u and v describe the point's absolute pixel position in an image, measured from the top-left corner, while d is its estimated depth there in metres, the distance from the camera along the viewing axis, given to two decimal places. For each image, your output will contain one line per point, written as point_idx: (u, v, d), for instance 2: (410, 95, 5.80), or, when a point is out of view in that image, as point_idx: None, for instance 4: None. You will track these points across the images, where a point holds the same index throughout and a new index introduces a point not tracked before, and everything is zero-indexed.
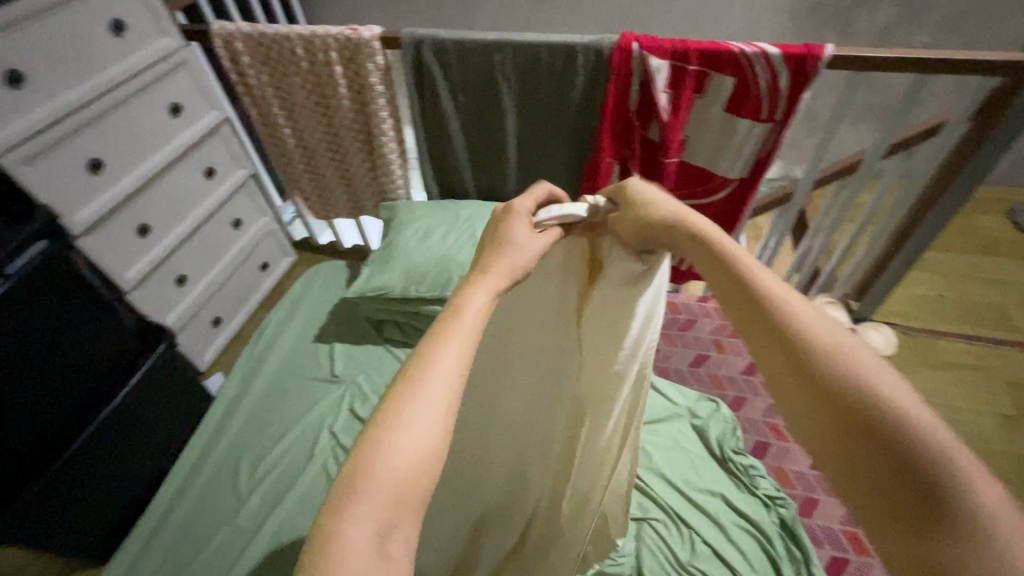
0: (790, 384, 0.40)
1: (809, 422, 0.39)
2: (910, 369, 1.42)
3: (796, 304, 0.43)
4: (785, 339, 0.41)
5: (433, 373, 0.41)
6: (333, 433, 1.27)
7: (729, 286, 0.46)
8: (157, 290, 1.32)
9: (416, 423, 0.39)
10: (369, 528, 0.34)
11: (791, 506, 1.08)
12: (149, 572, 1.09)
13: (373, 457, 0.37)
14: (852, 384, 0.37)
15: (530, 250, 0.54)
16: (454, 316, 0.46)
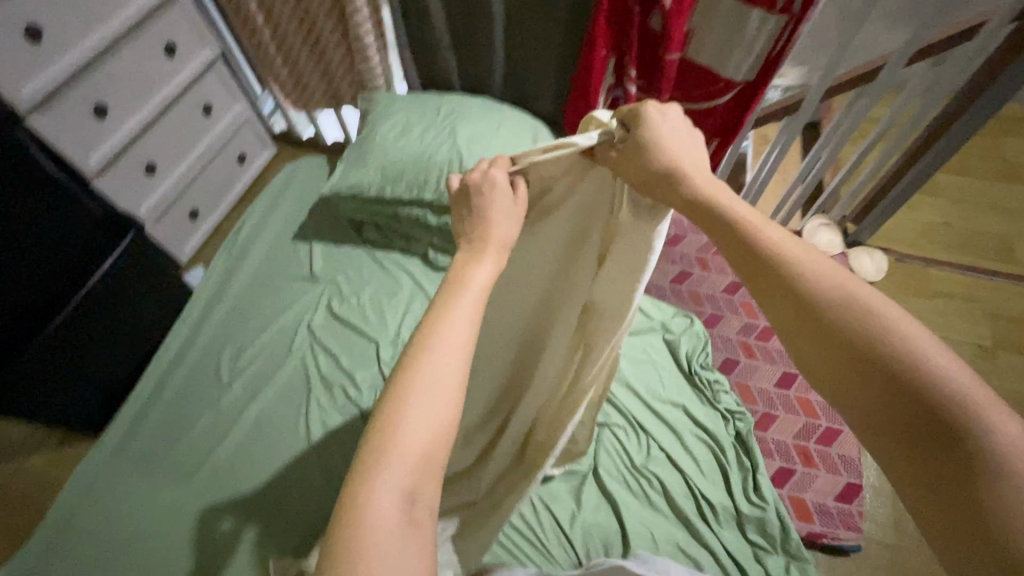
0: (812, 344, 0.42)
1: (835, 378, 0.41)
2: (897, 295, 1.38)
3: (804, 265, 0.44)
4: (800, 307, 0.42)
5: (447, 337, 0.45)
6: (311, 329, 1.30)
7: (739, 250, 0.46)
8: (125, 177, 1.28)
9: (431, 391, 0.42)
10: (398, 491, 0.39)
11: (749, 420, 1.12)
12: (140, 447, 1.17)
13: (395, 427, 0.41)
14: (869, 340, 0.39)
15: (507, 223, 0.56)
16: (460, 290, 0.50)
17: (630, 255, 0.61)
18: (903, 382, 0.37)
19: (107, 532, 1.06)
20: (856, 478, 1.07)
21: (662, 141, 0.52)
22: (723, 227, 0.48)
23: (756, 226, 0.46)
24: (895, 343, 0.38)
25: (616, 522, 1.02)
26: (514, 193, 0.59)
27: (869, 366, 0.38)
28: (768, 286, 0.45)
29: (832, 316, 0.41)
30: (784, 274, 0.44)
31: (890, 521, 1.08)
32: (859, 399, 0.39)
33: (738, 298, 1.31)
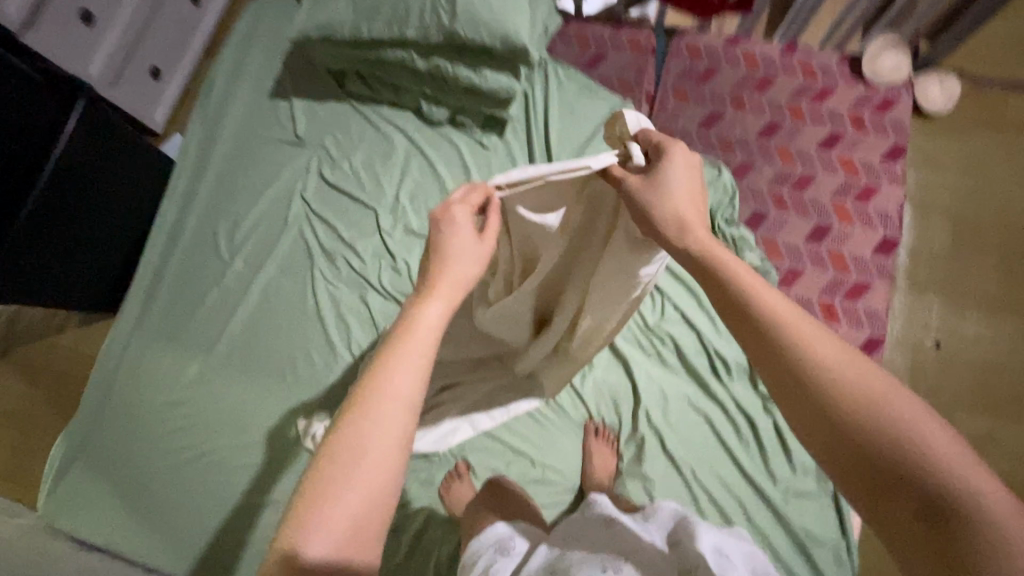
0: (803, 404, 0.46)
1: (824, 438, 0.45)
2: (964, 128, 1.17)
3: (803, 328, 0.49)
4: (796, 366, 0.47)
5: (388, 405, 0.50)
6: (305, 199, 1.22)
7: (745, 309, 0.51)
8: (58, 30, 1.09)
9: (367, 457, 0.48)
10: (329, 545, 0.45)
11: (773, 278, 1.05)
12: (155, 324, 1.18)
13: (329, 491, 0.46)
14: (856, 403, 0.44)
15: (471, 258, 0.61)
16: (406, 337, 0.54)
17: (627, 249, 0.68)
18: (886, 442, 0.42)
19: (147, 401, 1.13)
20: (879, 332, 1.03)
21: (673, 187, 0.59)
22: (732, 290, 0.53)
23: (757, 289, 0.52)
24: (878, 401, 0.43)
25: (626, 378, 1.04)
26: (470, 227, 0.62)
27: (859, 426, 0.43)
28: (767, 346, 0.49)
29: (826, 378, 0.45)
30: (776, 333, 0.49)
31: (908, 372, 1.06)
32: (844, 456, 0.44)
33: (774, 143, 1.15)
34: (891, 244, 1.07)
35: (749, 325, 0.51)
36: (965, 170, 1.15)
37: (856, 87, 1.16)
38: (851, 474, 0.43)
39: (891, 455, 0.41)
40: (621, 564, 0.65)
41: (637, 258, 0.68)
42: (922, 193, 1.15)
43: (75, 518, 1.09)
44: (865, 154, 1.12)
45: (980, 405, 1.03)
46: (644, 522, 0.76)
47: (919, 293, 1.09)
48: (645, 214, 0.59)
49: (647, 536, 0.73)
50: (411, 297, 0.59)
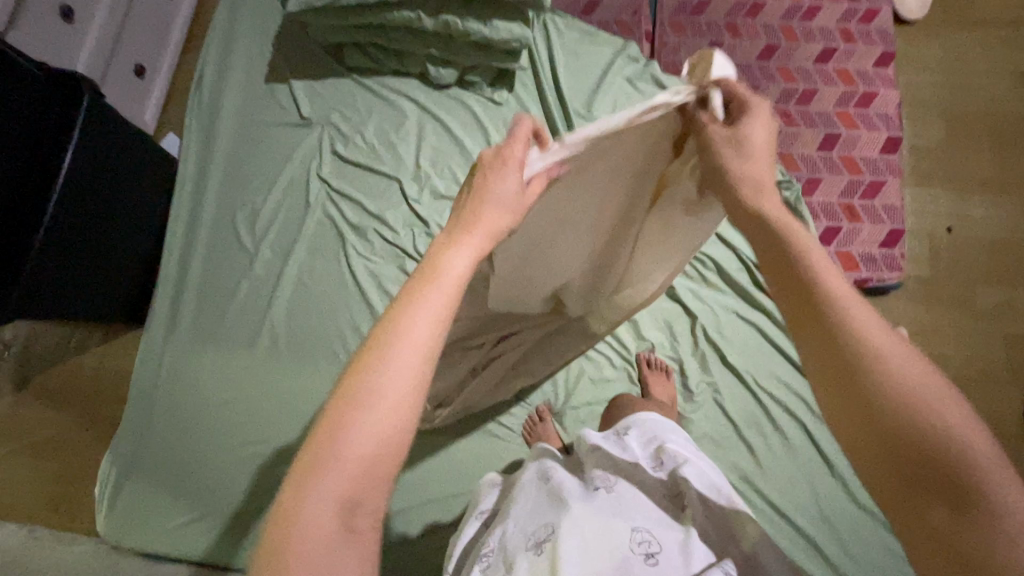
0: (831, 383, 0.42)
1: (846, 418, 0.41)
2: (940, 29, 1.26)
3: (852, 303, 0.43)
4: (836, 342, 0.42)
5: (400, 352, 0.43)
6: (323, 178, 1.19)
7: (790, 274, 0.45)
8: (39, 28, 1.02)
9: (375, 414, 0.41)
10: (332, 503, 0.39)
11: (796, 188, 1.10)
12: (188, 326, 1.14)
13: (335, 440, 0.40)
14: (896, 388, 0.39)
15: (511, 210, 0.55)
16: (432, 281, 0.46)
17: (680, 202, 0.70)
18: (916, 427, 0.38)
19: (195, 403, 1.09)
20: (898, 224, 1.10)
21: (751, 143, 0.55)
22: (778, 249, 0.47)
23: (811, 254, 0.46)
24: (925, 397, 0.38)
25: (675, 302, 1.08)
26: (516, 178, 0.55)
27: (895, 414, 0.39)
28: (806, 316, 0.44)
29: (870, 357, 0.40)
30: (827, 299, 0.43)
31: (926, 257, 1.14)
32: (869, 441, 0.40)
33: (773, 64, 1.20)
34: (895, 141, 1.14)
35: (787, 283, 0.46)
36: (947, 67, 1.23)
37: (840, 2, 1.22)
38: (876, 457, 0.40)
39: (927, 451, 0.37)
40: (614, 482, 0.67)
41: (693, 212, 0.70)
42: (910, 93, 1.23)
43: (143, 534, 1.05)
44: (859, 63, 1.19)
45: (994, 277, 1.12)
46: (623, 444, 0.75)
47: (923, 184, 1.18)
48: (717, 165, 0.56)
49: (635, 458, 0.73)
50: (436, 239, 0.51)
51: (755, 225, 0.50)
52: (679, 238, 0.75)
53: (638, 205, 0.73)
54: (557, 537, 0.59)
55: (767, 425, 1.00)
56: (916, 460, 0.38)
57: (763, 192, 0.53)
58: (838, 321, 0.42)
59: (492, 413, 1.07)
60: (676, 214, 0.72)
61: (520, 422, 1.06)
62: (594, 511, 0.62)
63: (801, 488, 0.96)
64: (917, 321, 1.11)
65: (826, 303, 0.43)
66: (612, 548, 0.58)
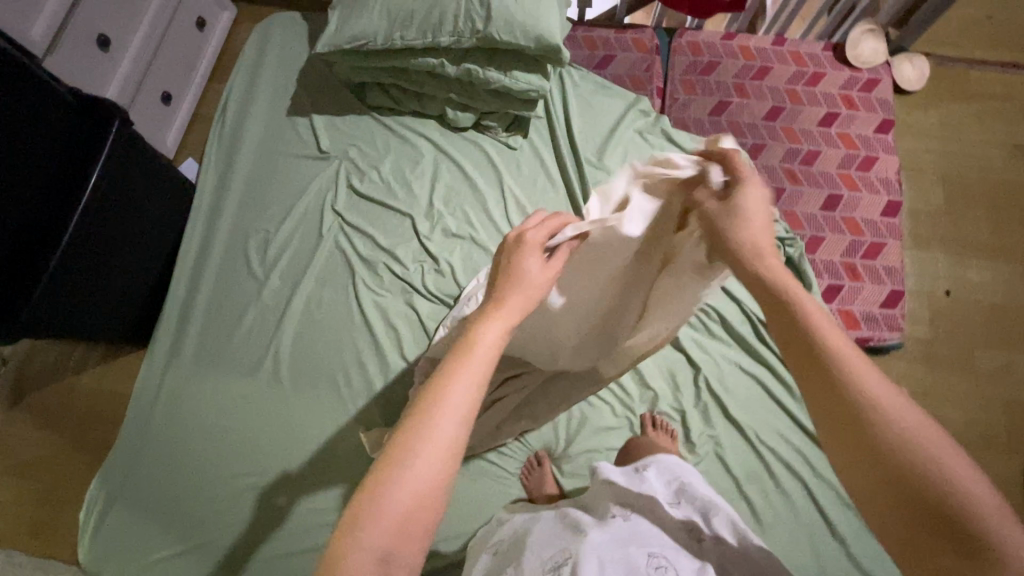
0: (842, 440, 0.42)
1: (861, 476, 0.41)
2: (937, 100, 1.31)
3: (856, 358, 0.43)
4: (843, 398, 0.42)
5: (444, 412, 0.44)
6: (337, 211, 1.21)
7: (794, 330, 0.46)
8: (77, 54, 1.07)
9: (417, 477, 0.42)
10: (373, 559, 0.40)
11: (800, 245, 1.12)
12: (192, 351, 1.14)
13: (380, 495, 0.42)
14: (906, 447, 0.39)
15: (537, 286, 0.56)
16: (469, 352, 0.48)
17: (688, 267, 0.69)
18: (928, 485, 0.38)
19: (192, 430, 1.08)
20: (899, 285, 1.13)
21: (747, 212, 0.55)
22: (779, 304, 0.47)
23: (814, 310, 0.46)
24: (921, 445, 0.39)
25: (678, 351, 1.09)
26: (544, 267, 0.57)
27: (907, 474, 0.39)
28: (812, 371, 0.44)
29: (879, 414, 0.40)
30: (821, 348, 0.44)
31: (926, 318, 1.16)
32: (870, 488, 0.41)
33: (779, 125, 1.25)
34: (896, 205, 1.18)
35: (791, 339, 0.46)
36: (944, 136, 1.28)
37: (843, 71, 1.28)
38: (881, 505, 0.40)
39: (929, 499, 0.38)
40: (629, 512, 0.67)
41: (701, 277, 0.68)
42: (909, 159, 1.28)
43: (125, 564, 1.02)
44: (860, 129, 1.24)
45: (992, 342, 1.14)
46: (641, 476, 0.75)
47: (923, 248, 1.21)
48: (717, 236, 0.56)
49: (649, 490, 0.73)
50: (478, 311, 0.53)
51: (752, 278, 0.51)
52: (685, 300, 0.73)
53: (648, 268, 0.74)
54: (574, 560, 0.60)
55: (768, 481, 0.99)
56: (930, 520, 0.38)
57: (752, 254, 0.52)
58: (836, 370, 0.42)
59: (490, 454, 1.06)
60: (681, 277, 0.71)
61: (518, 465, 1.06)
62: (611, 537, 0.62)
63: (803, 547, 0.94)
64: (916, 381, 1.13)
65: (821, 353, 0.43)
66: (625, 572, 0.59)
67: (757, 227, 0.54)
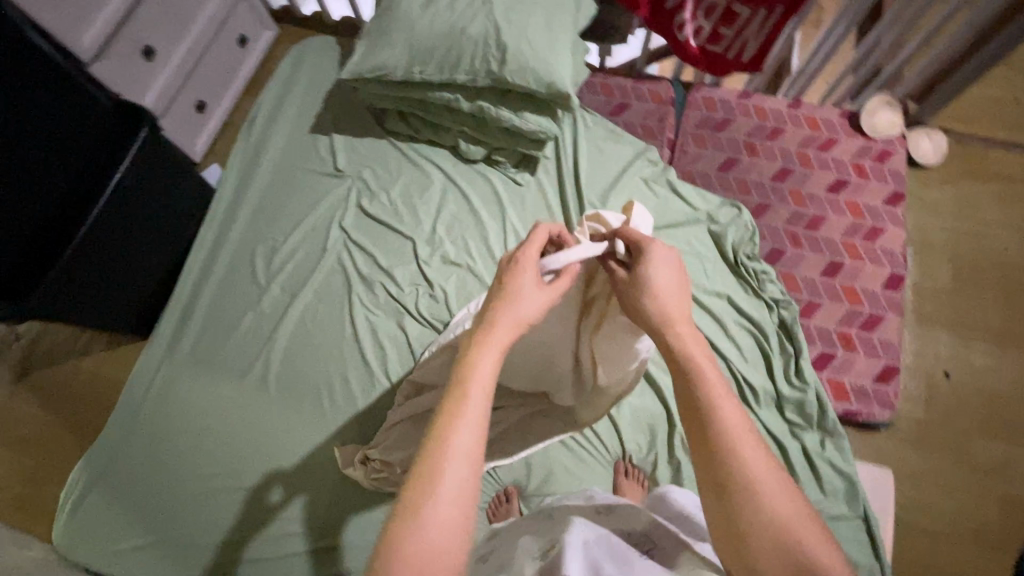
0: (729, 514, 0.49)
1: (738, 547, 0.49)
2: (954, 178, 1.30)
3: (744, 442, 0.50)
4: (731, 478, 0.49)
5: (451, 458, 0.47)
6: (344, 228, 1.26)
7: (698, 413, 0.52)
8: (121, 62, 1.14)
9: (438, 521, 0.45)
10: None
11: (794, 309, 1.12)
12: (189, 347, 1.18)
13: (399, 549, 0.43)
14: (775, 523, 0.47)
15: (535, 306, 0.58)
16: (466, 389, 0.51)
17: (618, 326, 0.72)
18: (790, 557, 0.46)
19: (177, 425, 1.12)
20: (895, 361, 1.10)
21: (656, 288, 0.59)
22: (688, 387, 0.54)
23: (715, 397, 0.52)
24: (786, 514, 0.48)
25: (659, 403, 1.08)
26: (544, 291, 0.59)
27: (772, 546, 0.47)
28: (710, 452, 0.51)
29: (755, 494, 0.48)
30: (718, 432, 0.51)
31: (922, 398, 1.13)
32: (745, 553, 0.48)
33: (786, 186, 1.25)
34: (899, 279, 1.16)
35: (696, 419, 0.53)
36: (957, 214, 1.26)
37: (857, 139, 1.28)
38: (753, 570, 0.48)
39: (788, 561, 0.46)
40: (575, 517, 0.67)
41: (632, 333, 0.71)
42: (920, 234, 1.26)
43: (95, 548, 1.05)
44: (869, 199, 1.23)
45: (992, 431, 1.10)
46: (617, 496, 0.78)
47: (926, 325, 1.18)
48: (634, 310, 0.59)
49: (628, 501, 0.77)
50: (466, 343, 0.56)
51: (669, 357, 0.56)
52: (617, 352, 0.74)
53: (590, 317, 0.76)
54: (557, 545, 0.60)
55: None
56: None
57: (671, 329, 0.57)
58: (727, 453, 0.50)
59: None
60: (614, 329, 0.73)
61: (485, 499, 1.05)
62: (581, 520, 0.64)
63: None
64: (906, 463, 1.09)
65: (718, 436, 0.51)
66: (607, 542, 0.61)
67: (675, 304, 0.58)
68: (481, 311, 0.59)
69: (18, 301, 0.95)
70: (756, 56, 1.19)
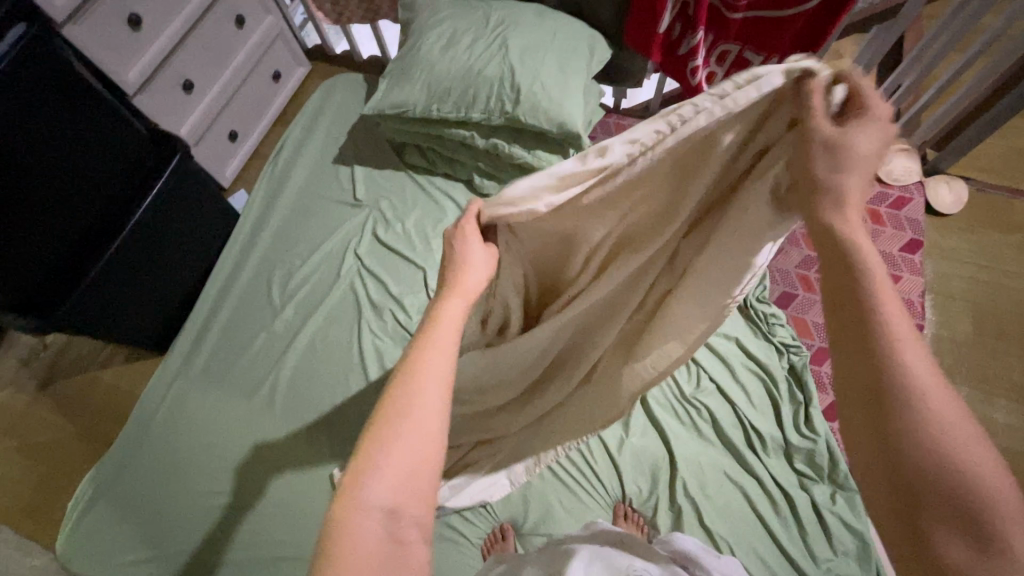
0: (868, 407, 0.39)
1: (871, 445, 0.39)
2: (975, 226, 1.27)
3: (907, 334, 0.39)
4: (881, 365, 0.39)
5: (427, 377, 0.45)
6: (358, 255, 1.29)
7: (848, 287, 0.41)
8: (162, 96, 1.23)
9: (417, 429, 0.43)
10: (378, 519, 0.40)
11: (805, 355, 1.12)
12: (202, 364, 1.22)
13: (377, 462, 0.42)
14: (935, 433, 0.36)
15: (480, 270, 0.56)
16: (436, 325, 0.50)
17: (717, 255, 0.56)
18: (950, 474, 0.36)
19: (182, 442, 1.14)
20: None
21: (846, 146, 0.42)
22: (843, 262, 0.42)
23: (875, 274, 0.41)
24: (952, 420, 0.37)
25: (662, 445, 1.06)
26: (487, 254, 0.58)
27: (924, 458, 0.36)
28: (860, 333, 0.40)
29: (910, 393, 0.37)
30: (873, 305, 0.40)
31: None
32: (887, 456, 0.38)
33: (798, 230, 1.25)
34: (915, 328, 1.13)
35: (846, 295, 0.42)
36: (979, 265, 1.23)
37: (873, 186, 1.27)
38: (885, 474, 0.38)
39: (946, 477, 0.36)
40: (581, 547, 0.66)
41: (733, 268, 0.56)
42: (940, 283, 1.22)
43: (92, 560, 1.06)
44: (884, 245, 1.21)
45: None
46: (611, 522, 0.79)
47: (946, 379, 1.13)
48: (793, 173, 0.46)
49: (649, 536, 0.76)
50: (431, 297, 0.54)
51: (824, 237, 0.43)
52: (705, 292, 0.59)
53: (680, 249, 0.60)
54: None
55: None
56: (940, 507, 0.36)
57: (839, 209, 0.43)
58: (882, 336, 0.39)
59: (454, 519, 1.03)
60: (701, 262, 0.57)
61: (480, 535, 1.02)
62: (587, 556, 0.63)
63: None
64: None
65: (874, 315, 0.40)
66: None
67: (860, 179, 0.43)
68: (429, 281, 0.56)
69: (44, 314, 1.00)
70: None
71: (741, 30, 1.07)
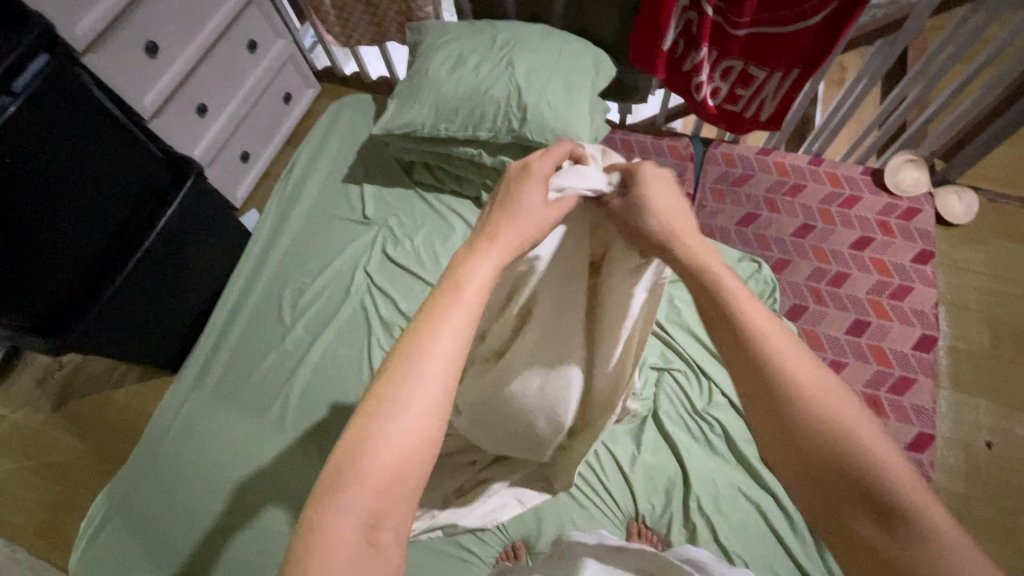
0: (772, 424, 0.44)
1: (783, 454, 0.44)
2: (987, 237, 1.26)
3: (782, 351, 0.45)
4: (768, 384, 0.44)
5: (427, 357, 0.43)
6: (368, 272, 1.31)
7: (723, 322, 0.47)
8: (177, 119, 1.25)
9: (406, 415, 0.41)
10: (355, 517, 0.38)
11: None
12: (213, 382, 1.23)
13: (365, 450, 0.40)
14: (824, 432, 0.42)
15: (540, 218, 0.55)
16: (456, 291, 0.47)
17: (613, 300, 0.67)
18: (848, 463, 0.40)
19: (193, 461, 1.14)
20: (928, 428, 1.05)
21: (660, 210, 0.55)
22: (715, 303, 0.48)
23: (740, 304, 0.47)
24: (835, 415, 0.42)
25: (675, 461, 1.05)
26: (547, 206, 0.55)
27: (826, 454, 0.41)
28: (745, 360, 0.46)
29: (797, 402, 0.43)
30: (746, 332, 0.46)
31: (963, 471, 1.05)
32: (800, 462, 0.42)
33: (807, 243, 1.24)
34: (930, 340, 1.11)
35: (722, 326, 0.48)
36: (993, 275, 1.22)
37: (882, 197, 1.26)
38: (801, 476, 0.43)
39: (845, 467, 0.40)
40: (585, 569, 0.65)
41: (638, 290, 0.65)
42: (954, 294, 1.21)
43: None
44: (895, 257, 1.20)
45: None
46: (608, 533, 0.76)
47: (964, 393, 1.12)
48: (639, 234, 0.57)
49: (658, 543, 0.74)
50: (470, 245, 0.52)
51: (695, 280, 0.51)
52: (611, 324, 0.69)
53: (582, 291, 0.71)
54: None
55: None
56: (848, 493, 0.40)
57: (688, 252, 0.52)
58: (761, 355, 0.45)
59: (465, 539, 1.01)
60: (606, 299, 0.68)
61: (493, 554, 1.00)
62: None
63: None
64: None
65: (749, 340, 0.45)
66: None
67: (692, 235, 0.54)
68: (481, 222, 0.56)
69: (59, 333, 1.02)
70: (774, 115, 1.20)
71: (744, 45, 1.08)
